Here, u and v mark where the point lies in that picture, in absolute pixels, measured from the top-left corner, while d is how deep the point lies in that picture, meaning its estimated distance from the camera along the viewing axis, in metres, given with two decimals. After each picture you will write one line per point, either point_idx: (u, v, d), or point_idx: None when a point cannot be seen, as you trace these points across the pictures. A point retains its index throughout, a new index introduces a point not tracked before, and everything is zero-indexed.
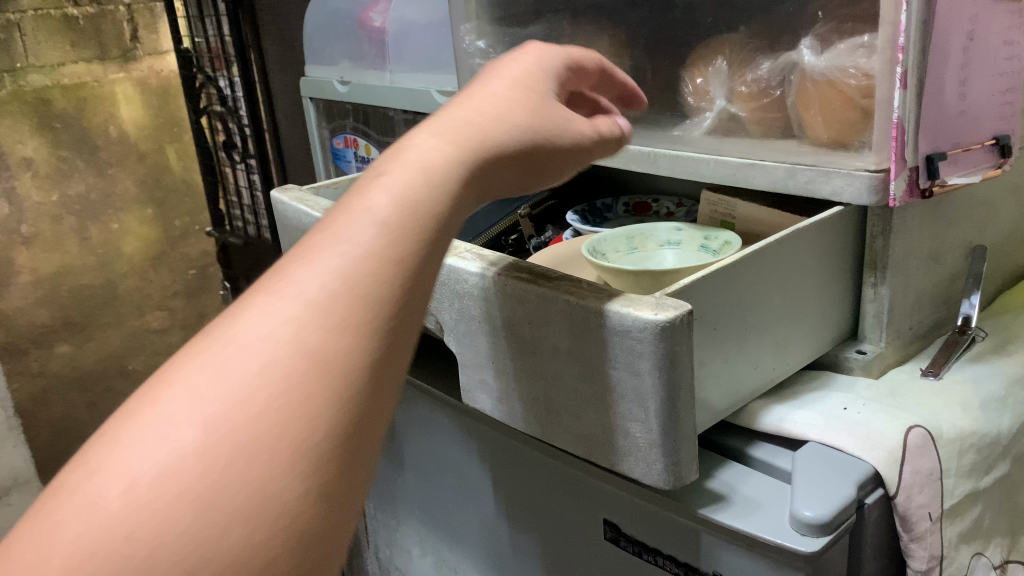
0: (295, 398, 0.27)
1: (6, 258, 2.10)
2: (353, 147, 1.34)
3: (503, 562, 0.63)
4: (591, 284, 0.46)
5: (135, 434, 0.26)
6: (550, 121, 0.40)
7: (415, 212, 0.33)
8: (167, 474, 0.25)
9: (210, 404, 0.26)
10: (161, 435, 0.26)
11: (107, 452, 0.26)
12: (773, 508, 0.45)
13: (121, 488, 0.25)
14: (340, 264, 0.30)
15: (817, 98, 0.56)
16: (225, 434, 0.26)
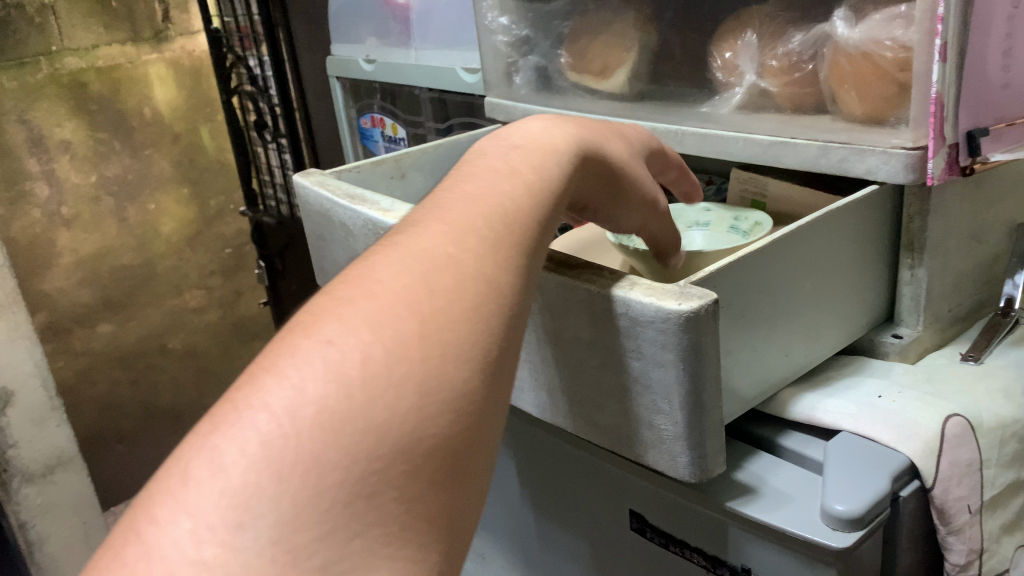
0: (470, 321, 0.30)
1: (48, 240, 2.14)
2: (380, 126, 1.33)
3: (529, 547, 0.63)
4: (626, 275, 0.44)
5: (338, 325, 0.28)
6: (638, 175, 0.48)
7: (545, 186, 0.39)
8: (387, 356, 0.27)
9: (401, 312, 0.29)
10: (372, 332, 0.28)
11: (311, 340, 0.27)
12: (803, 502, 0.44)
13: (341, 368, 0.26)
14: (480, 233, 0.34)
15: (851, 72, 0.54)
16: (418, 339, 0.28)
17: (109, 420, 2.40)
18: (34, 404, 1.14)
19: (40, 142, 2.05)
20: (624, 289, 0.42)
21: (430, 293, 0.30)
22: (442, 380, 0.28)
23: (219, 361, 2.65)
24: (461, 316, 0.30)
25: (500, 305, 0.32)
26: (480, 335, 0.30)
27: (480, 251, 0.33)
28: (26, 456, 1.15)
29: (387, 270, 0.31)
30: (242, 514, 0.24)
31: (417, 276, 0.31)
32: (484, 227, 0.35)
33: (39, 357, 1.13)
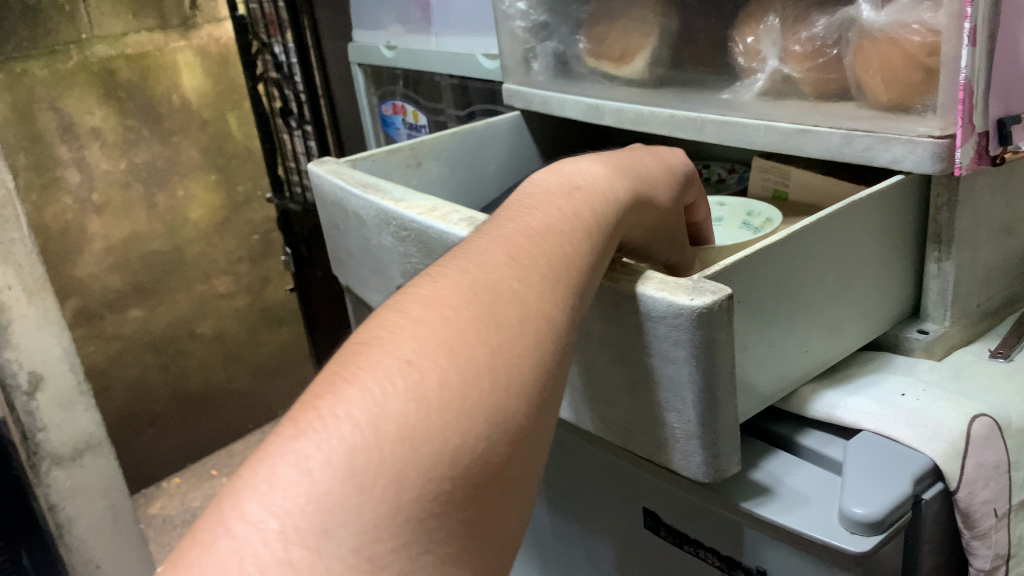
0: (530, 354, 0.32)
1: (79, 227, 2.16)
2: (401, 113, 1.33)
3: (542, 541, 0.62)
4: (649, 273, 0.42)
5: (410, 348, 0.29)
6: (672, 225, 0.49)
7: (599, 225, 0.41)
8: (460, 383, 0.29)
9: (469, 341, 0.30)
10: (446, 358, 0.29)
11: (390, 359, 0.29)
12: (821, 504, 0.43)
13: (419, 389, 0.28)
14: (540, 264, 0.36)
15: (876, 57, 0.52)
16: (485, 370, 0.30)
17: (140, 403, 2.44)
18: (64, 388, 1.13)
19: (70, 129, 2.07)
20: (636, 285, 0.41)
21: (498, 328, 0.31)
22: (506, 413, 0.29)
23: (247, 345, 2.68)
24: (524, 354, 0.31)
25: (555, 344, 0.33)
26: (540, 368, 0.32)
27: (541, 283, 0.35)
28: (55, 440, 1.13)
29: (458, 298, 0.32)
30: (328, 520, 0.25)
31: (486, 307, 0.32)
32: (541, 261, 0.36)
33: (67, 343, 1.12)
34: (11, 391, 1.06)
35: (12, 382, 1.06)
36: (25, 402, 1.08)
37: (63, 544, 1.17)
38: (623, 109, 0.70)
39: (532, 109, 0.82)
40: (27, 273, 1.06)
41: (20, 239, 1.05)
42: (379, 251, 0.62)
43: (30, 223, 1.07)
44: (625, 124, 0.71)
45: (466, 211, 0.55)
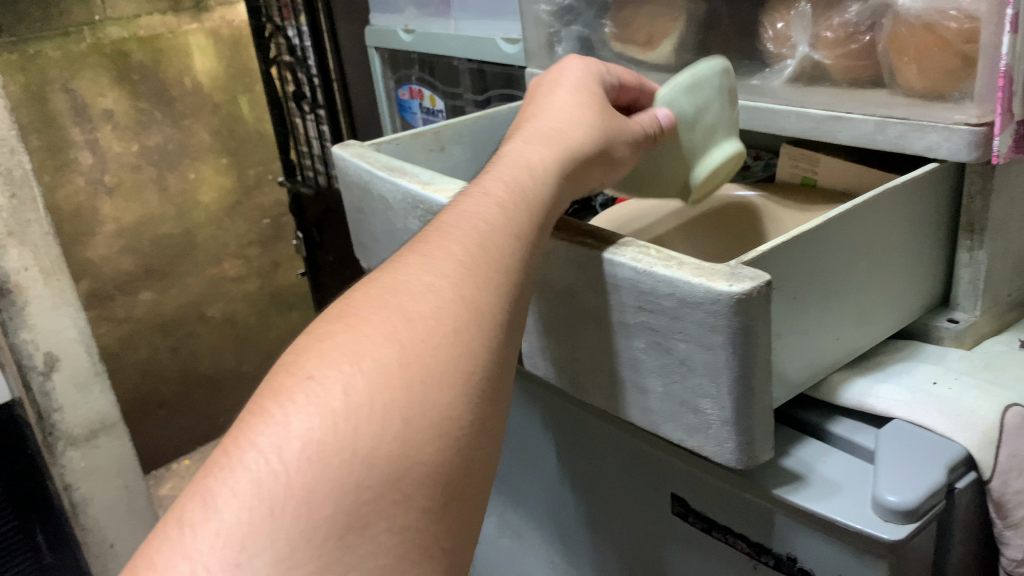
0: (450, 347, 0.32)
1: (91, 209, 2.17)
2: (419, 98, 1.32)
3: (564, 525, 0.63)
4: (651, 250, 0.43)
5: (312, 368, 0.30)
6: (611, 146, 0.47)
7: (526, 211, 0.40)
8: (366, 390, 0.29)
9: (374, 348, 0.31)
10: (351, 367, 0.30)
11: (296, 381, 0.30)
12: (854, 491, 0.43)
13: (325, 406, 0.29)
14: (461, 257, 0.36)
15: (911, 43, 0.51)
16: (397, 373, 0.30)
17: (150, 385, 2.45)
18: (79, 369, 1.13)
19: (83, 111, 2.07)
20: (670, 270, 0.41)
21: (413, 327, 0.32)
22: (425, 411, 0.30)
23: (257, 329, 2.69)
24: (448, 347, 0.32)
25: (488, 332, 0.33)
26: (465, 359, 0.32)
27: (465, 275, 0.35)
28: (70, 420, 1.13)
29: (369, 307, 0.33)
30: (242, 553, 0.26)
31: (400, 309, 0.33)
32: (460, 251, 0.36)
33: (83, 324, 1.12)
34: (27, 370, 1.07)
35: (28, 362, 1.07)
36: (41, 382, 1.09)
37: (77, 524, 1.18)
38: None
39: None
40: (43, 254, 1.06)
41: (36, 221, 1.05)
42: (405, 235, 0.62)
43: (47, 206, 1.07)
44: None
45: None
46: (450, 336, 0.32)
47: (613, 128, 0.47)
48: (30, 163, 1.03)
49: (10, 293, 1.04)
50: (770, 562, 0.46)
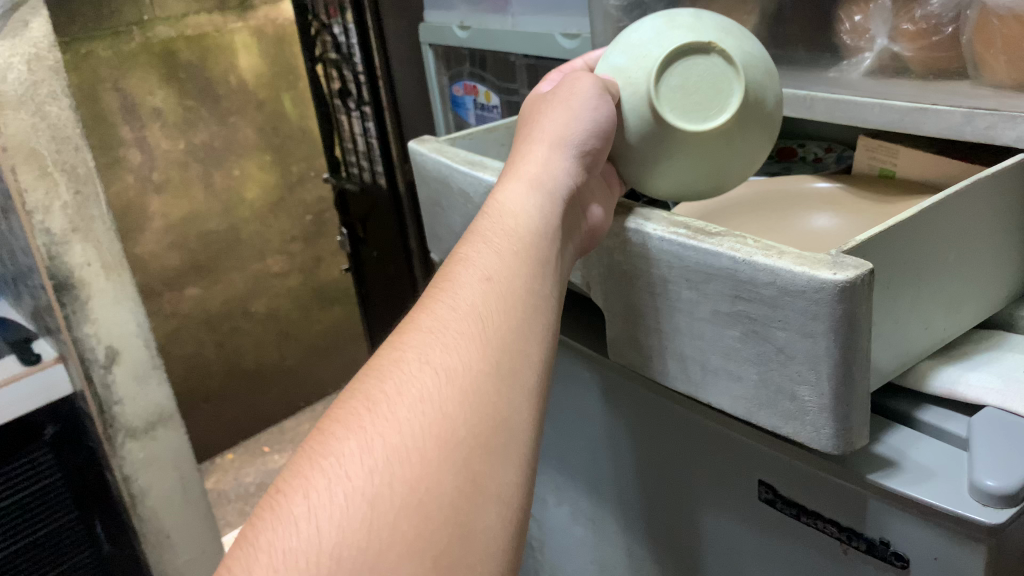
0: (416, 428, 0.35)
1: (141, 205, 2.20)
2: (472, 94, 1.33)
3: (638, 512, 0.64)
4: (748, 240, 0.44)
5: (296, 478, 0.35)
6: (570, 132, 0.50)
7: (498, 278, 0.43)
8: (334, 490, 0.33)
9: (345, 448, 0.35)
10: (321, 475, 0.34)
11: (281, 495, 0.34)
12: (950, 476, 0.43)
13: (300, 513, 0.33)
14: (432, 341, 0.39)
15: (1000, 34, 0.51)
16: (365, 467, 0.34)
17: (197, 379, 2.50)
18: (138, 361, 1.14)
19: (132, 110, 2.11)
20: (770, 259, 0.41)
21: (380, 417, 0.36)
22: (391, 496, 0.33)
23: (300, 324, 2.73)
24: (417, 428, 0.35)
25: (464, 403, 0.37)
26: (436, 437, 0.35)
27: (434, 358, 0.38)
28: (130, 412, 1.15)
29: (347, 406, 0.37)
30: None
31: (372, 400, 0.37)
32: (430, 336, 0.40)
33: (141, 318, 1.14)
34: (90, 364, 1.08)
35: (91, 356, 1.08)
36: (102, 375, 1.10)
37: (136, 514, 1.19)
38: None
39: None
40: (106, 249, 1.08)
41: (99, 217, 1.07)
42: None
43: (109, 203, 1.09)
44: None
45: None
46: (416, 419, 0.36)
47: (564, 123, 0.51)
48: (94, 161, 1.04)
49: (74, 288, 1.04)
50: (861, 546, 0.46)
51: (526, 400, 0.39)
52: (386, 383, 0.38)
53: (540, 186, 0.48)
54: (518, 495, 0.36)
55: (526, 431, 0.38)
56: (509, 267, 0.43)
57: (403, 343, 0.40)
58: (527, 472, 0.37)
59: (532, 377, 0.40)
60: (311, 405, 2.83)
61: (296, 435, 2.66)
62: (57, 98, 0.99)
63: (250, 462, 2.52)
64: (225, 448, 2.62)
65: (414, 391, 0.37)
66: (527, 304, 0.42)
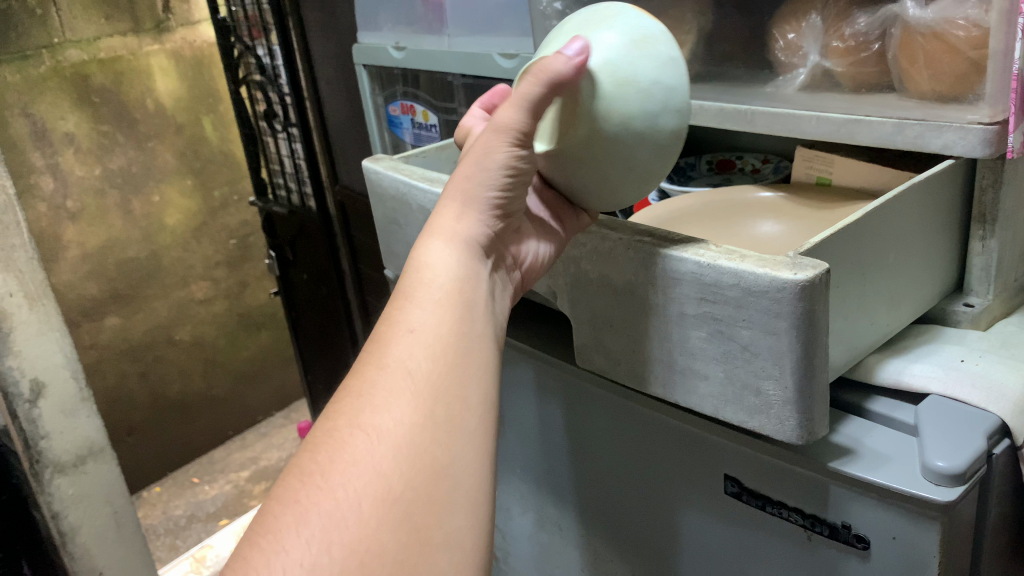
0: (351, 494, 0.38)
1: (54, 234, 2.12)
2: (410, 113, 1.34)
3: (602, 516, 0.65)
4: (710, 245, 0.46)
5: (240, 555, 0.37)
6: (479, 193, 0.49)
7: (423, 336, 0.44)
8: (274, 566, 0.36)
9: (283, 524, 0.38)
10: (262, 552, 0.37)
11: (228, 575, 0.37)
12: (902, 460, 0.46)
13: None
14: (363, 404, 0.41)
15: (923, 51, 0.56)
16: (305, 540, 0.37)
17: (119, 412, 2.41)
18: (65, 395, 1.11)
19: (43, 136, 2.04)
20: (734, 262, 0.44)
21: (317, 486, 0.39)
22: (332, 565, 0.36)
23: (227, 351, 2.67)
24: (355, 494, 0.38)
25: (401, 463, 0.39)
26: (373, 501, 0.38)
27: (365, 420, 0.41)
28: (58, 446, 1.11)
29: (288, 474, 0.40)
30: None
31: (308, 470, 0.39)
32: (359, 400, 0.42)
33: (68, 348, 1.11)
34: (13, 398, 1.05)
35: (14, 390, 1.05)
36: (27, 409, 1.07)
37: (66, 552, 1.15)
38: None
39: None
40: (28, 278, 1.05)
41: (20, 245, 1.05)
42: None
43: (31, 231, 1.07)
44: None
45: None
46: (351, 485, 0.38)
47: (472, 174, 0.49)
48: (13, 189, 1.03)
49: None
50: (824, 531, 0.49)
51: (464, 446, 0.41)
52: (320, 454, 0.40)
53: (459, 242, 0.48)
54: (466, 536, 0.39)
55: (469, 475, 0.41)
56: (437, 320, 0.45)
57: (337, 407, 0.42)
58: (476, 513, 0.40)
59: (469, 424, 0.42)
60: (240, 433, 2.78)
61: (226, 464, 2.64)
62: None
63: (179, 494, 2.49)
64: (151, 482, 2.56)
65: (346, 457, 0.39)
66: (454, 355, 0.44)
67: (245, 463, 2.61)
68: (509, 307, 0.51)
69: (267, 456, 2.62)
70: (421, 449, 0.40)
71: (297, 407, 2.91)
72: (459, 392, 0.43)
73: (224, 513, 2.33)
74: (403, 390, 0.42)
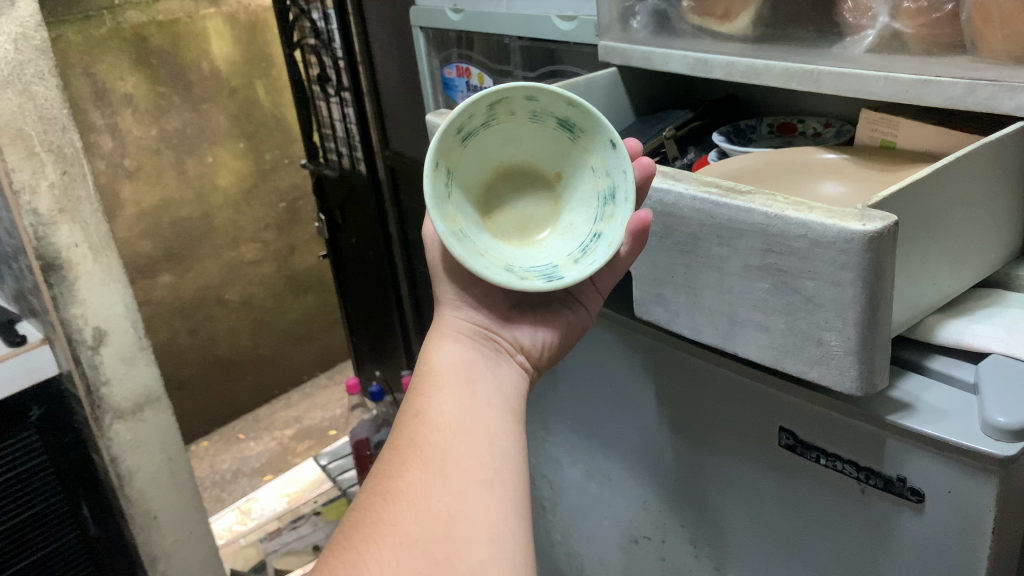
0: (376, 540, 0.44)
1: (112, 192, 2.17)
2: (466, 76, 1.30)
3: (655, 469, 0.67)
4: (778, 197, 0.47)
5: None
6: (447, 288, 0.62)
7: (430, 418, 0.52)
8: None
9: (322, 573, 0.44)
10: None
11: None
12: (960, 416, 0.46)
13: None
14: (380, 478, 0.49)
15: (998, 12, 0.54)
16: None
17: (170, 368, 2.47)
18: (125, 343, 1.16)
19: (103, 95, 2.08)
20: (802, 214, 0.44)
21: (349, 542, 0.45)
22: None
23: (275, 312, 2.72)
24: (382, 541, 0.44)
25: (416, 513, 0.46)
26: (395, 544, 0.44)
27: (382, 487, 0.48)
28: (118, 393, 1.16)
29: (330, 544, 0.46)
30: None
31: (343, 534, 0.46)
32: (379, 476, 0.49)
33: (129, 300, 1.15)
34: (78, 345, 1.09)
35: (78, 337, 1.09)
36: (90, 357, 1.11)
37: (123, 494, 1.20)
38: (734, 63, 0.71)
39: (631, 65, 0.82)
40: (93, 230, 1.09)
41: (86, 198, 1.08)
42: None
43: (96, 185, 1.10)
44: (734, 78, 0.72)
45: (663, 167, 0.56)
46: (375, 533, 0.45)
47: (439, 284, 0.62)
48: (81, 143, 1.06)
49: (62, 269, 1.06)
50: (878, 484, 0.50)
51: (477, 495, 0.48)
52: (348, 521, 0.47)
53: (448, 338, 0.59)
54: (489, 565, 0.45)
55: (484, 515, 0.47)
56: (441, 406, 0.53)
57: (362, 487, 0.49)
58: (496, 547, 0.46)
59: (478, 478, 0.49)
60: (286, 392, 2.84)
61: (271, 422, 2.70)
62: (45, 78, 1.00)
63: (225, 449, 2.55)
64: (199, 436, 2.63)
65: (369, 516, 0.46)
66: (459, 430, 0.51)
67: (290, 421, 2.67)
68: (521, 389, 0.59)
69: (311, 416, 2.68)
70: (435, 501, 0.46)
71: (340, 369, 2.96)
72: (465, 452, 0.50)
73: (269, 469, 2.39)
74: (412, 460, 0.49)
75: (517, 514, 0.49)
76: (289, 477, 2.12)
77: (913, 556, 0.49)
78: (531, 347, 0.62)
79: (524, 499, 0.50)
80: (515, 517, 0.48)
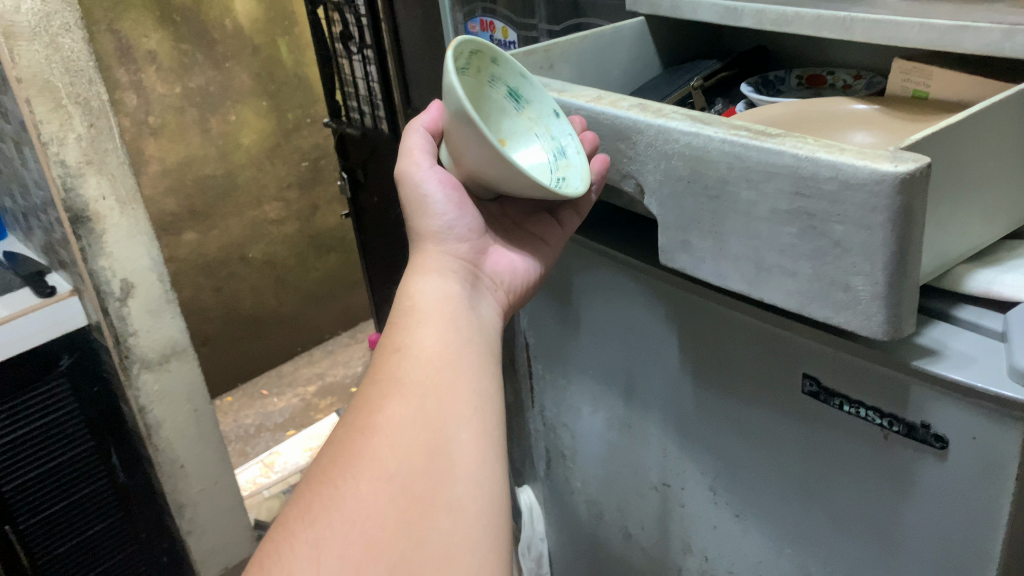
0: (356, 471, 0.47)
1: (137, 149, 2.18)
2: (490, 31, 1.29)
3: (677, 416, 0.67)
4: (809, 140, 0.47)
5: (272, 528, 0.46)
6: (430, 222, 0.64)
7: (412, 352, 0.55)
8: (302, 528, 0.45)
9: (305, 499, 0.47)
10: (292, 521, 0.46)
11: (266, 541, 0.46)
12: (987, 363, 0.46)
13: (280, 549, 0.44)
14: (362, 409, 0.51)
15: None
16: (321, 507, 0.46)
17: (195, 324, 2.50)
18: (151, 296, 1.18)
19: (127, 52, 2.08)
20: (833, 155, 0.44)
21: (330, 471, 0.48)
22: (350, 524, 0.45)
23: (297, 272, 2.74)
24: (362, 471, 0.47)
25: (396, 447, 0.49)
26: (375, 475, 0.47)
27: (364, 418, 0.50)
28: (145, 344, 1.18)
29: (311, 471, 0.49)
30: None
31: (324, 463, 0.49)
32: (360, 407, 0.52)
33: (155, 253, 1.17)
34: (105, 296, 1.11)
35: (106, 288, 1.11)
36: (118, 308, 1.14)
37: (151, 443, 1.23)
38: (765, 10, 0.69)
39: (659, 15, 0.81)
40: (120, 184, 1.10)
41: (113, 151, 1.09)
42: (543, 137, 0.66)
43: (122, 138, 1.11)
44: (764, 26, 0.70)
45: (684, 110, 0.56)
46: (355, 463, 0.48)
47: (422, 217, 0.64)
48: (107, 96, 1.06)
49: (89, 221, 1.07)
50: (901, 431, 0.50)
51: (455, 434, 0.51)
52: (330, 449, 0.50)
53: (432, 272, 0.62)
54: (463, 502, 0.49)
55: (459, 454, 0.50)
56: (424, 343, 0.56)
57: (344, 415, 0.52)
58: (469, 484, 0.50)
59: (456, 417, 0.52)
60: (308, 349, 2.88)
61: (294, 378, 2.74)
62: (70, 31, 1.00)
63: (249, 405, 2.59)
64: (223, 391, 2.67)
65: (350, 446, 0.49)
66: (439, 367, 0.55)
67: (312, 378, 2.71)
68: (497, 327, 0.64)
69: (333, 373, 2.72)
70: (414, 435, 0.50)
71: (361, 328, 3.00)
72: (445, 391, 0.53)
73: (292, 424, 2.43)
74: (393, 393, 0.52)
75: (490, 454, 0.52)
76: (311, 432, 2.15)
77: (931, 501, 0.50)
78: (504, 286, 0.67)
79: (499, 438, 0.54)
80: (488, 455, 0.52)
